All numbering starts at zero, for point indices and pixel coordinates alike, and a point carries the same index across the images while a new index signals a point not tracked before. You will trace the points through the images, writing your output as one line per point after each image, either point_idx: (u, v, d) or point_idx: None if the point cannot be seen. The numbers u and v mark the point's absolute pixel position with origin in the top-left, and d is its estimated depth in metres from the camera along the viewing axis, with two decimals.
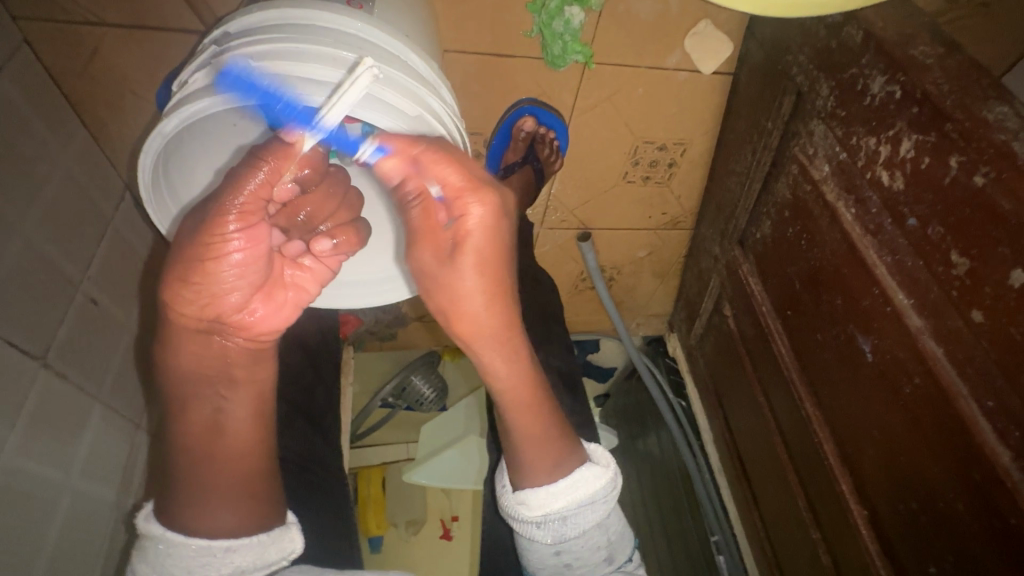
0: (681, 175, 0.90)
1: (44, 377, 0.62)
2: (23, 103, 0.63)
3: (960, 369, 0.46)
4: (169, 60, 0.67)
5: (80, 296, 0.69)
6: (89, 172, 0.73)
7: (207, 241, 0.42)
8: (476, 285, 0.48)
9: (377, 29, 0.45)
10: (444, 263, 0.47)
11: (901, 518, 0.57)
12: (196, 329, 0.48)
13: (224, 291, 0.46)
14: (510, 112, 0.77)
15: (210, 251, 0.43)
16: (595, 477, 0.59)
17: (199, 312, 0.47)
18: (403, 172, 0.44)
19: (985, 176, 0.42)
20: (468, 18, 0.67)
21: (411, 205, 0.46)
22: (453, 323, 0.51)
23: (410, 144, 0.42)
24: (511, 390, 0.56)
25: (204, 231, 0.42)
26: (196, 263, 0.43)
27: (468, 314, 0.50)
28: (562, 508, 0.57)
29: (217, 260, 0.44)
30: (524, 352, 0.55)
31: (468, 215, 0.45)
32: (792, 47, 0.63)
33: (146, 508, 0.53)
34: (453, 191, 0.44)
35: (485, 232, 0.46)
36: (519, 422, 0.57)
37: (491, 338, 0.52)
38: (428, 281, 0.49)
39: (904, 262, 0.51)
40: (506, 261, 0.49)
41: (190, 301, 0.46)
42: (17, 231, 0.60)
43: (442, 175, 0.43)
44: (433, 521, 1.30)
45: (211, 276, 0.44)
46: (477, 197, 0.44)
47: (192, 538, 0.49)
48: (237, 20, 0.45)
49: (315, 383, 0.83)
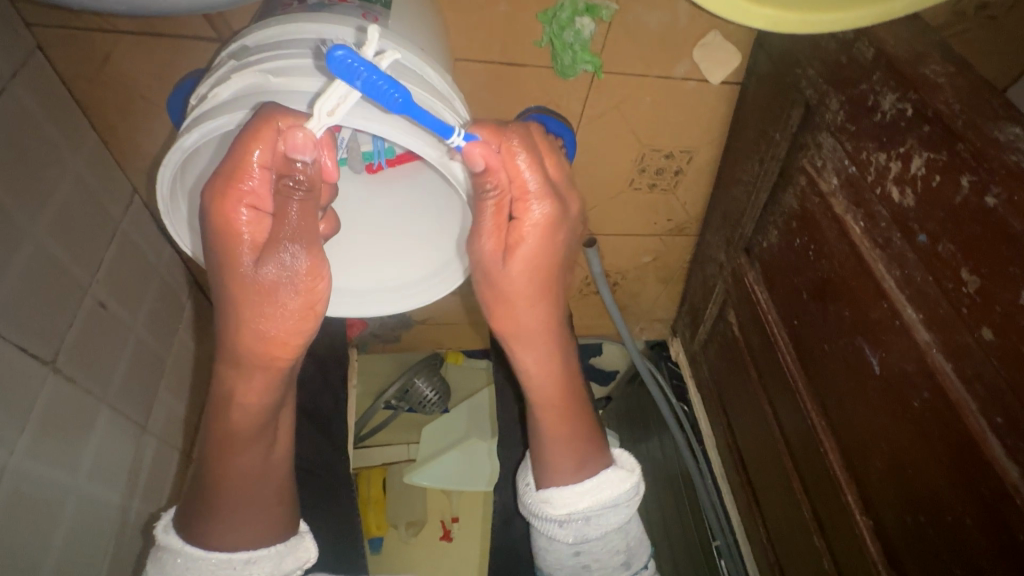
0: (687, 182, 0.90)
1: (53, 382, 0.62)
2: (36, 110, 0.63)
3: (969, 385, 0.47)
4: (180, 66, 0.67)
5: (89, 301, 0.69)
6: (99, 177, 0.74)
7: (293, 289, 0.45)
8: (522, 289, 0.52)
9: (393, 43, 0.46)
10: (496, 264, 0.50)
11: (908, 528, 0.58)
12: (279, 371, 0.49)
13: (301, 319, 0.47)
14: (517, 121, 0.72)
15: (285, 285, 0.45)
16: (620, 481, 0.59)
17: (278, 344, 0.47)
18: (488, 162, 0.44)
19: (996, 197, 0.42)
20: (476, 27, 0.67)
21: (484, 198, 0.47)
22: (497, 318, 0.54)
23: (506, 139, 0.45)
24: (539, 392, 0.58)
25: (275, 267, 0.44)
26: (271, 301, 0.45)
27: (510, 313, 0.54)
28: (586, 509, 0.58)
29: (297, 294, 0.45)
30: (557, 356, 0.58)
31: (529, 216, 0.48)
32: (801, 60, 0.63)
33: (163, 520, 0.55)
34: (520, 189, 0.47)
35: (538, 235, 0.49)
36: (546, 422, 0.59)
37: (531, 333, 0.55)
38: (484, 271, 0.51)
39: (913, 276, 0.52)
40: (556, 267, 0.52)
41: (271, 333, 0.47)
42: (27, 236, 0.60)
43: (520, 173, 0.46)
44: (434, 523, 1.30)
45: (309, 316, 0.47)
46: (539, 205, 0.47)
47: (214, 552, 0.51)
48: (253, 34, 0.45)
49: (319, 388, 0.83)
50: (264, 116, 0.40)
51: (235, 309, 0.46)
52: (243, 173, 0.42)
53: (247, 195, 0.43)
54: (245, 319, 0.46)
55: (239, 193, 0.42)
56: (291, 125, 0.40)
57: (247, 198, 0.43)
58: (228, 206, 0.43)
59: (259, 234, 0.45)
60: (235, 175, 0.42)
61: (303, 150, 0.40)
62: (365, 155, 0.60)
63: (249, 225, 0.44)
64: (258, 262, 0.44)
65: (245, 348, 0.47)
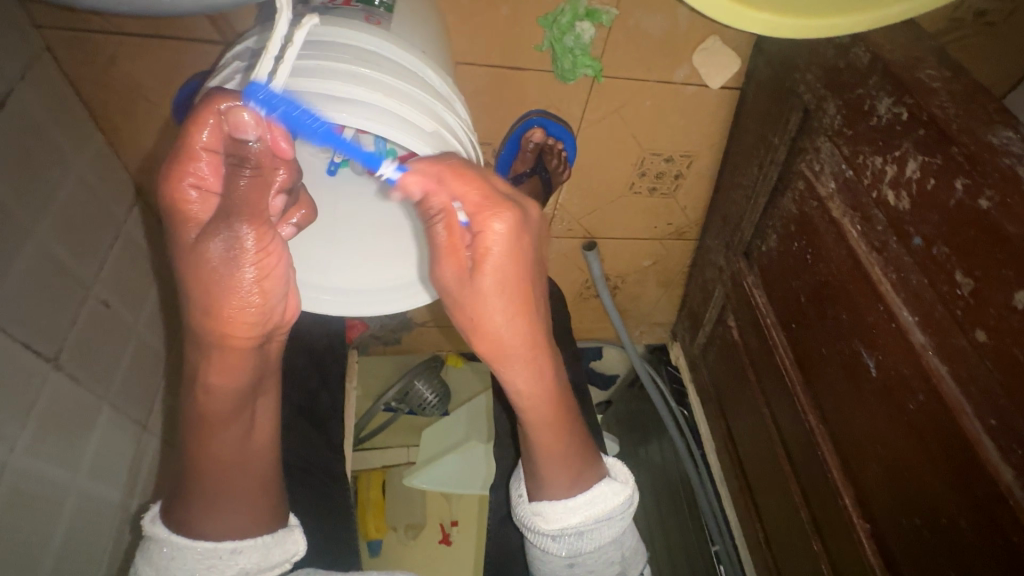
0: (687, 186, 0.91)
1: (55, 379, 0.63)
2: (44, 110, 0.64)
3: (964, 388, 0.47)
4: (185, 68, 0.68)
5: (91, 300, 0.69)
6: (104, 178, 0.75)
7: (244, 269, 0.45)
8: (495, 305, 0.49)
9: (394, 46, 0.46)
10: (464, 284, 0.48)
11: (905, 533, 0.57)
12: (240, 353, 0.49)
13: (256, 298, 0.47)
14: (517, 125, 0.77)
15: (234, 265, 0.45)
16: (613, 493, 0.59)
17: (234, 328, 0.47)
18: (425, 188, 0.44)
19: (990, 200, 0.43)
20: (478, 31, 0.67)
21: (435, 222, 0.46)
22: (479, 343, 0.51)
23: (434, 165, 0.43)
24: (530, 409, 0.56)
25: (221, 246, 0.43)
26: (220, 281, 0.45)
27: (493, 328, 0.50)
28: (578, 524, 0.58)
29: (247, 275, 0.45)
30: (548, 372, 0.55)
31: (489, 230, 0.45)
32: (799, 65, 0.63)
33: (153, 508, 0.55)
34: (474, 206, 0.45)
35: (506, 246, 0.46)
36: (541, 440, 0.58)
37: (517, 352, 0.51)
38: (453, 298, 0.50)
39: (908, 279, 0.52)
40: (528, 277, 0.49)
41: (225, 314, 0.47)
42: (32, 235, 0.61)
43: (463, 191, 0.44)
44: (433, 527, 1.30)
45: (264, 295, 0.47)
46: (499, 214, 0.44)
47: (198, 540, 0.51)
48: (257, 36, 0.46)
49: (319, 387, 0.84)
50: (210, 99, 0.39)
51: (190, 289, 0.46)
52: (191, 155, 0.42)
53: (192, 176, 0.43)
54: (197, 298, 0.46)
55: (185, 169, 0.42)
56: (234, 105, 0.39)
57: (192, 178, 0.43)
58: (175, 187, 0.43)
59: (206, 214, 0.44)
60: (180, 156, 0.42)
61: (247, 129, 0.39)
62: None
63: (198, 205, 0.44)
64: (203, 240, 0.43)
65: (203, 329, 0.48)
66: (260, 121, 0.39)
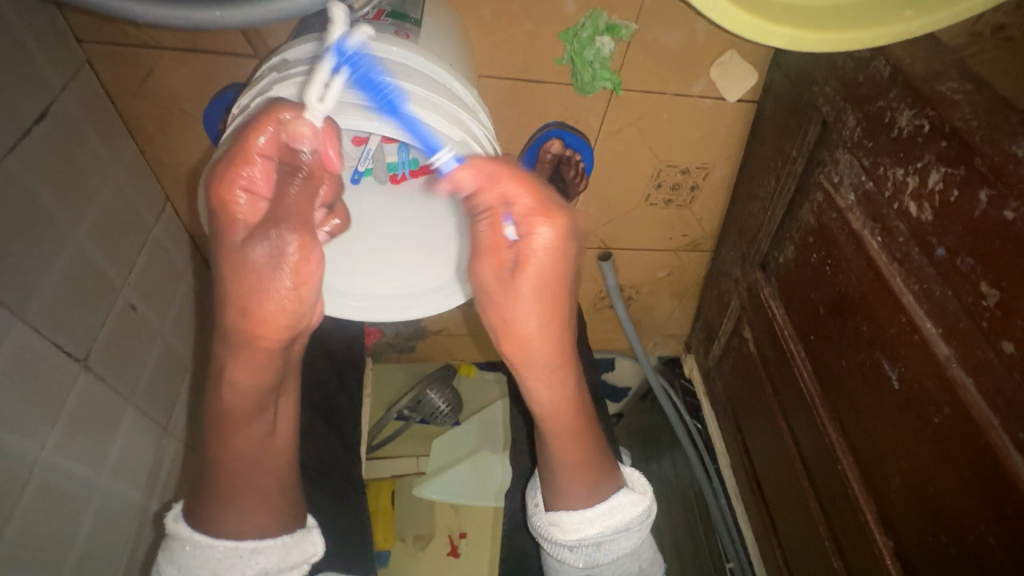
0: (703, 199, 0.92)
1: (84, 379, 0.64)
2: (82, 121, 0.67)
3: (991, 401, 0.46)
4: (218, 80, 0.71)
5: (120, 303, 0.71)
6: (136, 185, 0.77)
7: (282, 272, 0.46)
8: (531, 307, 0.49)
9: (423, 58, 0.48)
10: (505, 283, 0.49)
11: (930, 550, 0.56)
12: (266, 350, 0.50)
13: (290, 301, 0.48)
14: (536, 136, 0.77)
15: (273, 268, 0.46)
16: (631, 504, 0.59)
17: (266, 329, 0.48)
18: (477, 184, 0.45)
19: (1015, 211, 0.43)
20: (500, 45, 0.69)
21: (480, 220, 0.48)
22: (507, 346, 0.52)
23: (488, 160, 0.44)
24: (551, 416, 0.57)
25: (263, 247, 0.45)
26: (256, 283, 0.46)
27: (520, 336, 0.51)
28: (596, 535, 0.58)
29: (285, 277, 0.46)
30: (571, 380, 0.55)
31: (535, 235, 0.46)
32: (818, 79, 0.64)
33: (174, 510, 0.56)
34: (524, 213, 0.46)
35: (551, 254, 0.47)
36: (562, 448, 0.58)
37: (540, 361, 0.52)
38: (486, 298, 0.51)
39: (931, 291, 0.52)
40: (565, 287, 0.50)
41: (261, 315, 0.48)
42: (69, 239, 0.63)
43: (516, 196, 0.46)
44: (441, 539, 1.28)
45: (299, 299, 0.48)
46: (548, 221, 0.46)
47: (218, 539, 0.53)
48: (293, 49, 0.48)
49: (338, 391, 0.85)
50: (270, 106, 0.42)
51: (225, 287, 0.47)
52: (245, 160, 0.43)
53: (244, 179, 0.44)
54: (231, 296, 0.47)
55: (236, 173, 0.44)
56: (294, 116, 0.41)
57: (243, 182, 0.44)
58: (226, 188, 0.44)
59: (253, 217, 0.46)
60: (235, 160, 0.43)
61: (305, 140, 0.42)
62: (389, 166, 0.63)
63: (245, 207, 0.45)
64: (248, 243, 0.45)
65: (230, 324, 0.48)
66: (316, 132, 0.42)
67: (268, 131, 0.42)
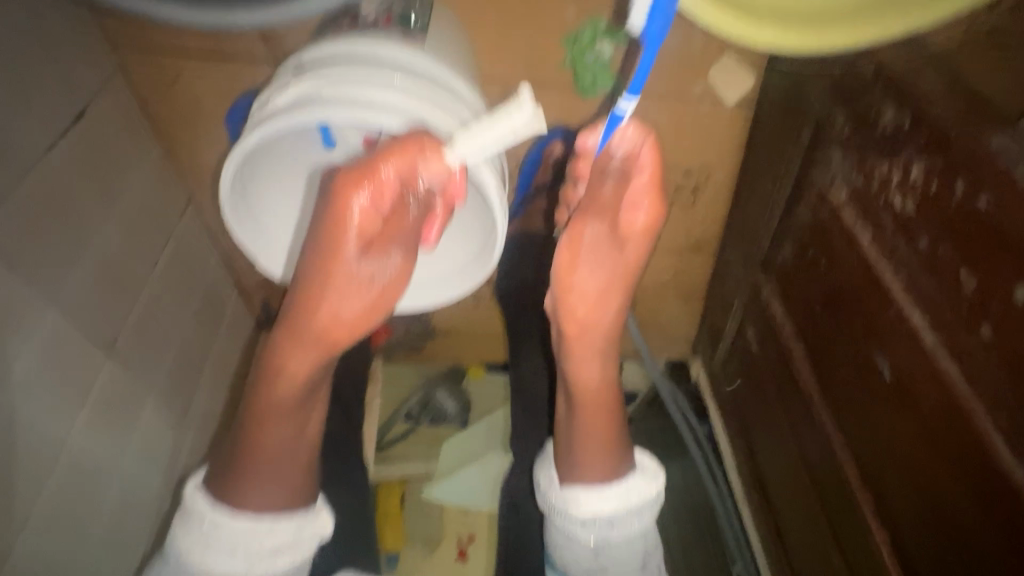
0: (704, 200, 0.94)
1: (109, 365, 0.68)
2: (114, 123, 0.72)
3: (976, 386, 0.48)
4: (239, 85, 0.75)
5: (145, 294, 0.76)
6: (162, 184, 0.82)
7: (379, 284, 0.52)
8: (615, 269, 0.57)
9: (429, 61, 0.52)
10: (604, 239, 0.56)
11: (926, 541, 0.57)
12: (334, 348, 0.55)
13: (370, 312, 0.54)
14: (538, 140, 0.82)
15: (371, 278, 0.52)
16: (644, 487, 0.62)
17: (341, 325, 0.53)
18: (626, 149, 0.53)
19: (987, 200, 0.45)
20: (505, 51, 0.72)
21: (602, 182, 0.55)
22: (572, 301, 0.58)
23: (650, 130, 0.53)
24: (586, 388, 0.62)
25: (367, 258, 0.50)
26: (348, 288, 0.52)
27: (596, 291, 0.58)
28: (610, 513, 0.60)
29: (379, 289, 0.53)
30: (614, 358, 0.62)
31: (638, 212, 0.55)
32: (810, 81, 0.66)
33: (189, 486, 0.59)
34: (634, 193, 0.54)
35: (645, 231, 0.55)
36: (587, 423, 0.62)
37: (600, 322, 0.59)
38: (575, 249, 0.57)
39: (917, 282, 0.53)
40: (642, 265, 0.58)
41: (343, 315, 0.53)
42: (99, 233, 0.67)
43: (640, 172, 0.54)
44: (449, 543, 1.20)
45: (377, 309, 0.54)
46: (654, 204, 0.55)
47: (236, 514, 0.56)
48: (310, 53, 0.52)
49: (347, 384, 0.88)
50: (419, 134, 0.47)
51: (317, 283, 0.51)
52: (381, 169, 0.46)
53: (373, 185, 0.46)
54: (323, 292, 0.51)
55: (370, 184, 0.47)
56: (435, 154, 0.47)
57: (372, 186, 0.46)
58: (353, 193, 0.47)
59: (367, 225, 0.49)
60: (376, 168, 0.46)
61: (435, 176, 0.48)
62: None
63: (360, 215, 0.48)
64: (361, 255, 0.50)
65: (313, 319, 0.52)
66: (444, 167, 0.48)
67: (435, 155, 0.46)
